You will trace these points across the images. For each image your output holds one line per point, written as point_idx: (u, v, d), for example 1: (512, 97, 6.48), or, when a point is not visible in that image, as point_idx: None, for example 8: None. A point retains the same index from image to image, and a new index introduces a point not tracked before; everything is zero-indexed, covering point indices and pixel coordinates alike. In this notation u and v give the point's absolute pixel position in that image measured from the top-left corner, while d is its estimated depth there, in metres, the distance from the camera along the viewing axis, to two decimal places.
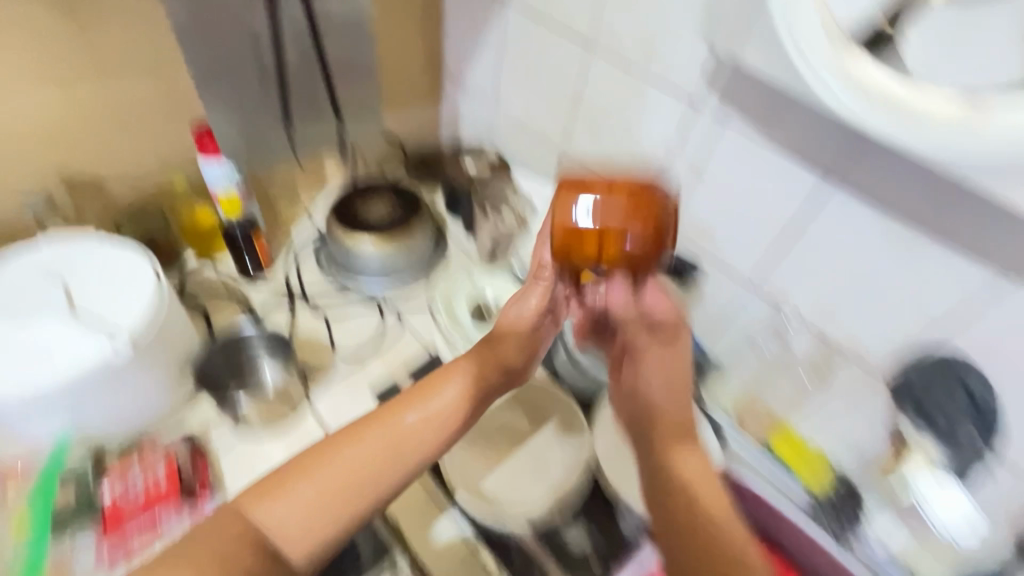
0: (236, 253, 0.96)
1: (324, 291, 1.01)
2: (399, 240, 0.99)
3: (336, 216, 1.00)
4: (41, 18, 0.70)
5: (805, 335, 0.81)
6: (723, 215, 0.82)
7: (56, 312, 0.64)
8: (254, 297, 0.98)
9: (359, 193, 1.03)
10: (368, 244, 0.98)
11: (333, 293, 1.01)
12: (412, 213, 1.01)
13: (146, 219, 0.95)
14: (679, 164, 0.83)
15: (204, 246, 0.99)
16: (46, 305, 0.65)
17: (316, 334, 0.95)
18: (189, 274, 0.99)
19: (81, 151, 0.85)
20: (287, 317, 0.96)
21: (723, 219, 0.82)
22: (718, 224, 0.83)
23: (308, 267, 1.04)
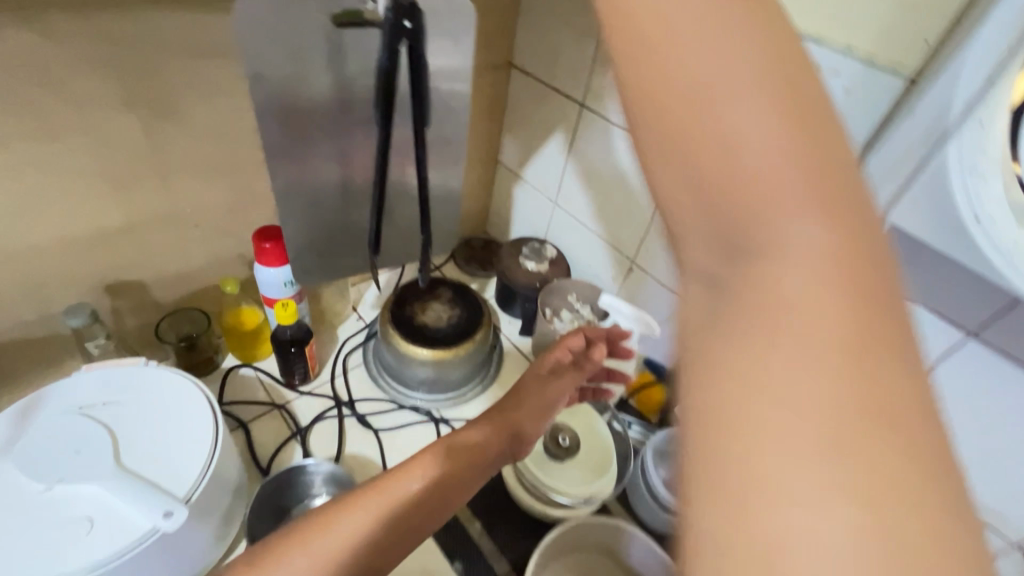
0: (285, 362, 0.88)
1: (373, 399, 0.93)
2: (460, 347, 0.89)
3: (391, 316, 0.91)
4: (111, 127, 0.64)
5: None
6: None
7: (111, 474, 0.55)
8: (298, 406, 0.89)
9: (415, 291, 0.95)
10: (427, 351, 0.88)
11: (383, 401, 0.93)
12: (473, 316, 0.93)
13: (187, 319, 0.87)
14: None
15: (248, 348, 0.91)
16: (98, 464, 0.55)
17: (365, 452, 0.86)
18: (227, 379, 0.90)
19: (133, 257, 0.76)
20: (334, 431, 0.87)
21: None
22: None
23: (356, 371, 0.96)
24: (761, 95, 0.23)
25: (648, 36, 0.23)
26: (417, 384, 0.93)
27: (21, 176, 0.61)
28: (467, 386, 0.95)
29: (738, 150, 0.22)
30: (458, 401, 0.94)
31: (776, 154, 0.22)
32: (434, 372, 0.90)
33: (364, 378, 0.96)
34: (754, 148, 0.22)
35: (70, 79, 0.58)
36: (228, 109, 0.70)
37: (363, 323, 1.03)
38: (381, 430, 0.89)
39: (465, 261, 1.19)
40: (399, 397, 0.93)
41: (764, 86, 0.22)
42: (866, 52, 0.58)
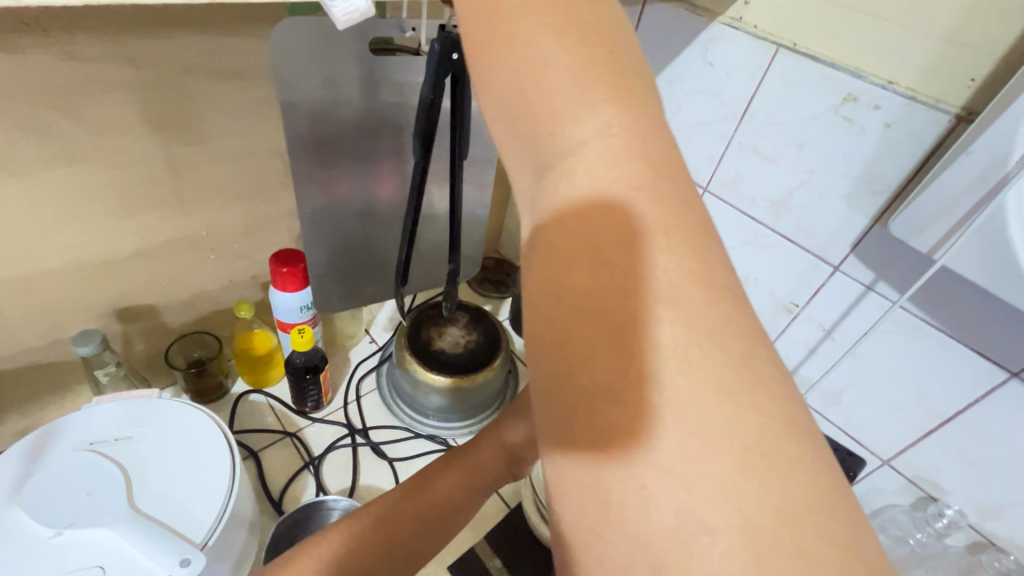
0: (298, 387, 0.85)
1: (387, 427, 0.90)
2: (478, 375, 0.85)
3: (407, 343, 0.88)
4: (134, 150, 0.62)
5: (962, 531, 0.70)
6: (860, 385, 0.73)
7: (123, 517, 0.52)
8: (311, 434, 0.86)
9: (432, 315, 0.92)
10: (443, 380, 0.84)
11: (397, 429, 0.90)
12: (491, 343, 0.89)
13: (198, 342, 0.84)
14: (809, 323, 0.76)
15: (259, 372, 0.88)
16: (110, 505, 0.53)
17: (380, 483, 0.83)
18: (238, 405, 0.87)
19: (146, 283, 0.74)
20: (349, 460, 0.84)
21: (862, 390, 0.73)
22: (852, 393, 0.74)
23: (369, 397, 0.93)
24: (584, 81, 0.24)
25: (529, 76, 0.24)
26: (431, 413, 0.89)
27: (40, 201, 0.59)
28: (484, 414, 0.92)
29: (572, 157, 0.24)
30: (475, 430, 0.91)
31: (607, 159, 0.24)
32: (449, 401, 0.87)
33: (378, 406, 0.93)
34: (592, 150, 0.24)
35: (95, 103, 0.56)
36: (252, 131, 0.68)
37: (376, 347, 1.00)
38: (396, 460, 0.86)
39: (481, 282, 1.18)
40: (413, 426, 0.90)
41: (582, 91, 0.24)
42: (906, 87, 0.57)
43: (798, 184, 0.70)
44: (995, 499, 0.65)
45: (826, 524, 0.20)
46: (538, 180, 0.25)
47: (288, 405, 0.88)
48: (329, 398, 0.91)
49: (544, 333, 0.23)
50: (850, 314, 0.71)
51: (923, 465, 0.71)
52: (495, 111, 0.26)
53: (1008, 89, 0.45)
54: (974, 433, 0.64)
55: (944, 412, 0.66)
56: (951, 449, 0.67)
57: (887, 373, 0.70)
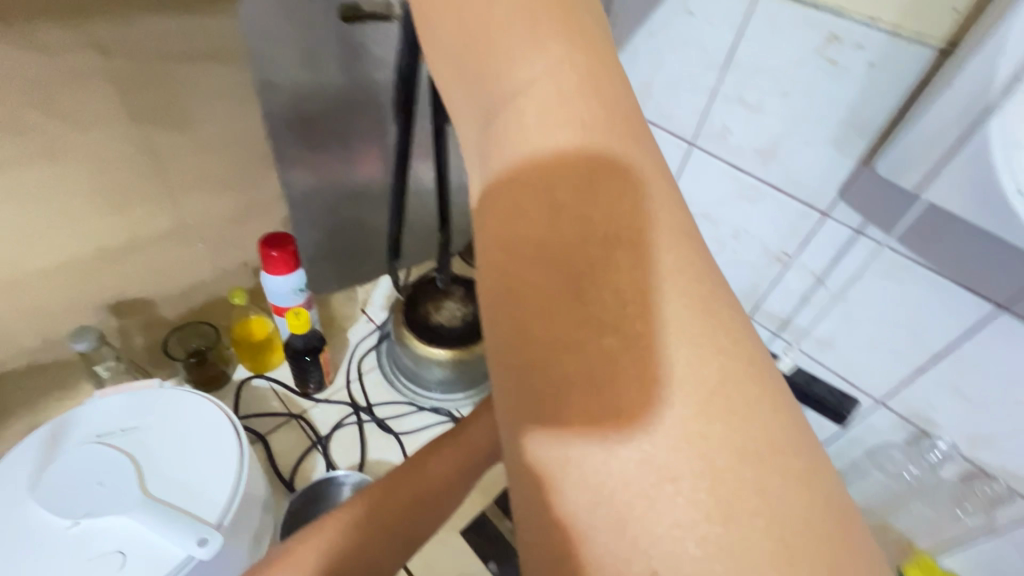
0: (300, 370, 0.85)
1: (393, 402, 0.91)
2: (477, 345, 0.85)
3: (405, 317, 0.88)
4: (111, 142, 0.60)
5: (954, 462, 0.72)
6: (854, 329, 0.74)
7: (140, 504, 0.53)
8: (317, 416, 0.87)
9: (430, 288, 0.92)
10: (443, 352, 0.85)
11: (403, 404, 0.91)
12: None
13: (196, 333, 0.84)
14: (801, 271, 0.76)
15: (260, 358, 0.88)
16: (127, 494, 0.54)
17: (390, 458, 0.85)
18: (242, 392, 0.87)
19: (140, 277, 0.73)
20: (357, 438, 0.86)
21: (854, 334, 0.74)
22: (844, 338, 0.76)
23: (372, 375, 0.94)
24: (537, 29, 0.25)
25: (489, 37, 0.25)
26: (434, 386, 0.90)
27: (20, 200, 0.58)
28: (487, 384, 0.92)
29: (520, 97, 0.25)
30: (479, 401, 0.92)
31: (558, 103, 0.25)
32: (451, 372, 0.88)
33: (382, 383, 0.93)
34: (540, 88, 0.25)
35: (67, 94, 0.54)
36: (232, 114, 0.67)
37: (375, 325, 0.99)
38: (404, 434, 0.87)
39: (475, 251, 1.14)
40: (418, 400, 0.91)
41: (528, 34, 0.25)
42: (890, 23, 0.56)
43: (786, 132, 0.69)
44: (990, 431, 0.67)
45: (797, 450, 0.22)
46: (488, 125, 0.26)
47: (291, 388, 0.88)
48: (331, 379, 0.92)
49: (502, 281, 0.24)
50: (842, 259, 0.71)
51: (917, 402, 0.72)
52: (442, 73, 0.28)
53: (996, 17, 0.44)
54: (967, 367, 0.65)
55: (936, 348, 0.67)
56: (944, 384, 0.68)
57: (879, 315, 0.71)
